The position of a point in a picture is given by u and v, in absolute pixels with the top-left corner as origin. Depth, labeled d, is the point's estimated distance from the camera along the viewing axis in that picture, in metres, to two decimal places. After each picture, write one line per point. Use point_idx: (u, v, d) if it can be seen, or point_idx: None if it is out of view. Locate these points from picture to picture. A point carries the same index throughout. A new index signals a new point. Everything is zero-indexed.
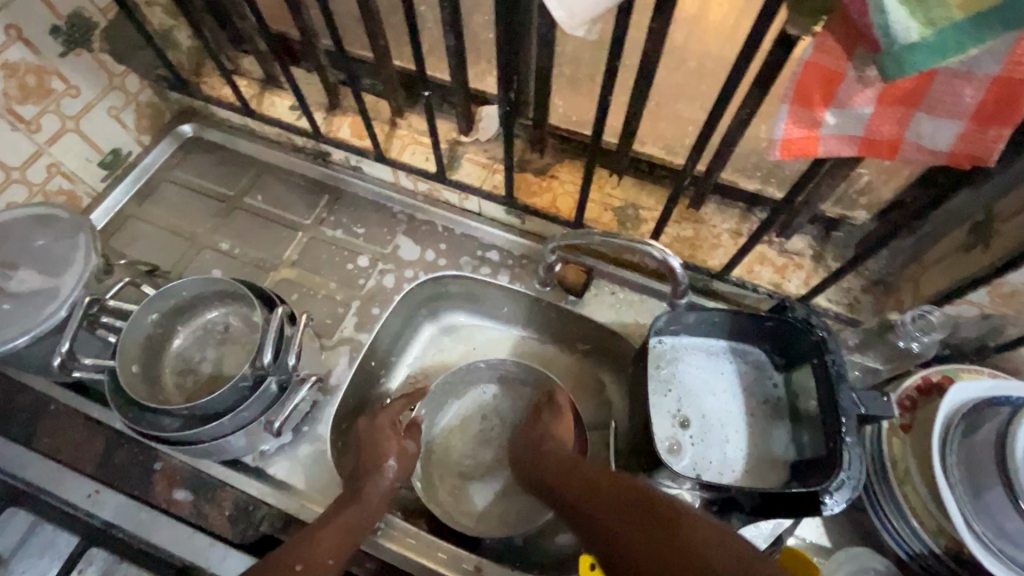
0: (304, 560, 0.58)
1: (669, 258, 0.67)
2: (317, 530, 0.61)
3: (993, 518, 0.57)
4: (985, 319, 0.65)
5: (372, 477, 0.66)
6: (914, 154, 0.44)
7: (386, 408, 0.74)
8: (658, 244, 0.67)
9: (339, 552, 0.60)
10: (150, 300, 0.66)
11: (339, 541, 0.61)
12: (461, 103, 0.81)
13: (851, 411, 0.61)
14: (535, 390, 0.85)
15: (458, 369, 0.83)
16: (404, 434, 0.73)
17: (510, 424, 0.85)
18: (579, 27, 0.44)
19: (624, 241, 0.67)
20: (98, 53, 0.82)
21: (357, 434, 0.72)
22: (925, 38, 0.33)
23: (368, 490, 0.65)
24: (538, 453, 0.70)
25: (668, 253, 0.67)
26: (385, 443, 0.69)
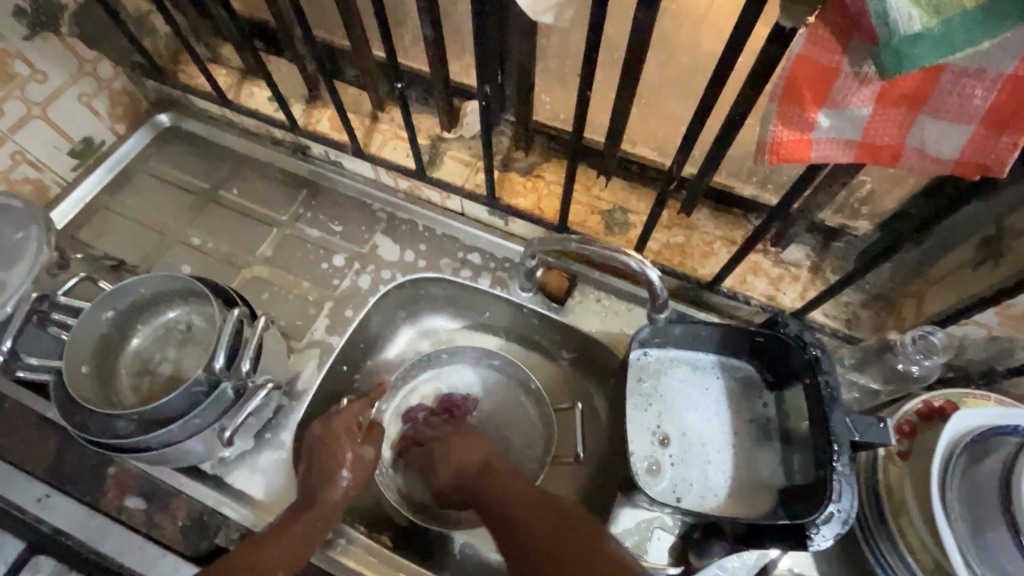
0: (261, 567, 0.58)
1: (647, 269, 0.63)
2: (271, 537, 0.60)
3: (995, 558, 0.53)
4: (993, 341, 0.61)
5: (327, 486, 0.63)
6: (919, 162, 0.39)
7: (340, 412, 0.68)
8: (636, 254, 0.63)
9: (294, 563, 0.59)
10: (104, 298, 0.63)
11: (297, 544, 0.60)
12: (443, 97, 0.77)
13: (843, 436, 0.57)
14: (514, 391, 0.83)
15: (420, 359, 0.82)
16: (362, 439, 0.68)
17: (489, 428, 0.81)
18: (544, 13, 0.39)
19: (601, 250, 0.63)
20: (67, 38, 0.79)
21: (309, 437, 0.67)
22: (930, 28, 0.28)
23: (321, 498, 0.62)
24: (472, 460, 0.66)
25: (646, 264, 0.63)
26: (341, 451, 0.65)
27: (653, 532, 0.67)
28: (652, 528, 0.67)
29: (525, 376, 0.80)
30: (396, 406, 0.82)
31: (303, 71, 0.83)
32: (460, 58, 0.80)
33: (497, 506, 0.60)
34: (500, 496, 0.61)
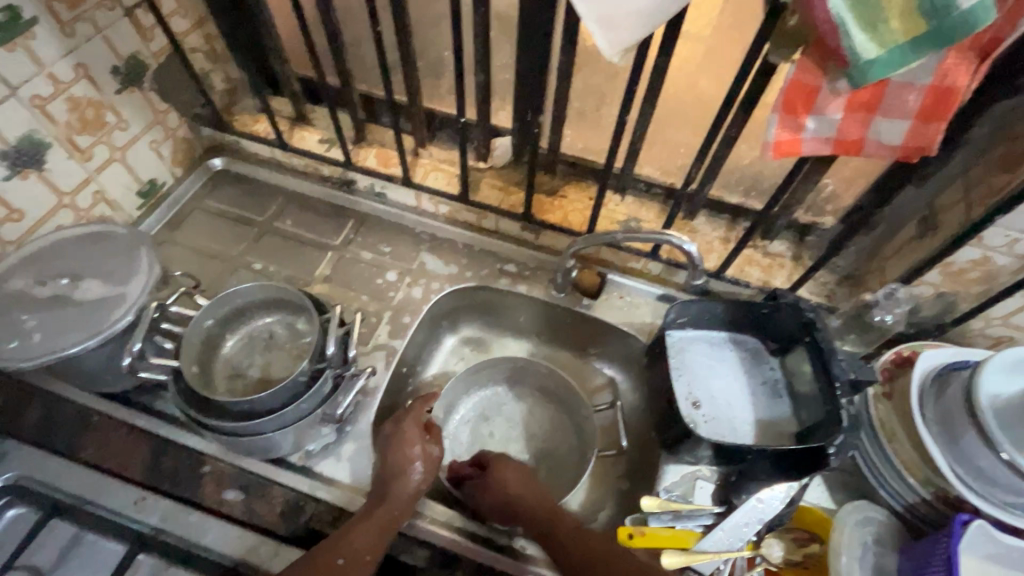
0: (350, 550, 0.64)
1: (685, 245, 0.78)
2: (354, 527, 0.66)
3: (968, 459, 0.67)
4: (940, 298, 0.78)
5: (399, 480, 0.71)
6: (877, 149, 0.55)
7: (409, 412, 0.77)
8: (673, 232, 0.77)
9: (376, 548, 0.65)
10: (210, 305, 0.72)
11: (374, 537, 0.66)
12: (483, 133, 0.92)
13: (843, 376, 0.71)
14: (544, 403, 0.94)
15: (470, 374, 0.92)
16: (429, 439, 0.77)
17: (527, 439, 0.92)
18: (617, 55, 0.53)
19: (646, 234, 0.77)
20: (148, 92, 0.89)
21: (383, 437, 0.76)
22: (879, 55, 0.45)
23: (394, 491, 0.69)
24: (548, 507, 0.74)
25: (684, 240, 0.77)
26: (411, 445, 0.74)
27: (697, 483, 0.78)
28: (695, 479, 0.78)
29: (565, 387, 0.90)
30: (443, 418, 0.91)
31: (355, 116, 0.97)
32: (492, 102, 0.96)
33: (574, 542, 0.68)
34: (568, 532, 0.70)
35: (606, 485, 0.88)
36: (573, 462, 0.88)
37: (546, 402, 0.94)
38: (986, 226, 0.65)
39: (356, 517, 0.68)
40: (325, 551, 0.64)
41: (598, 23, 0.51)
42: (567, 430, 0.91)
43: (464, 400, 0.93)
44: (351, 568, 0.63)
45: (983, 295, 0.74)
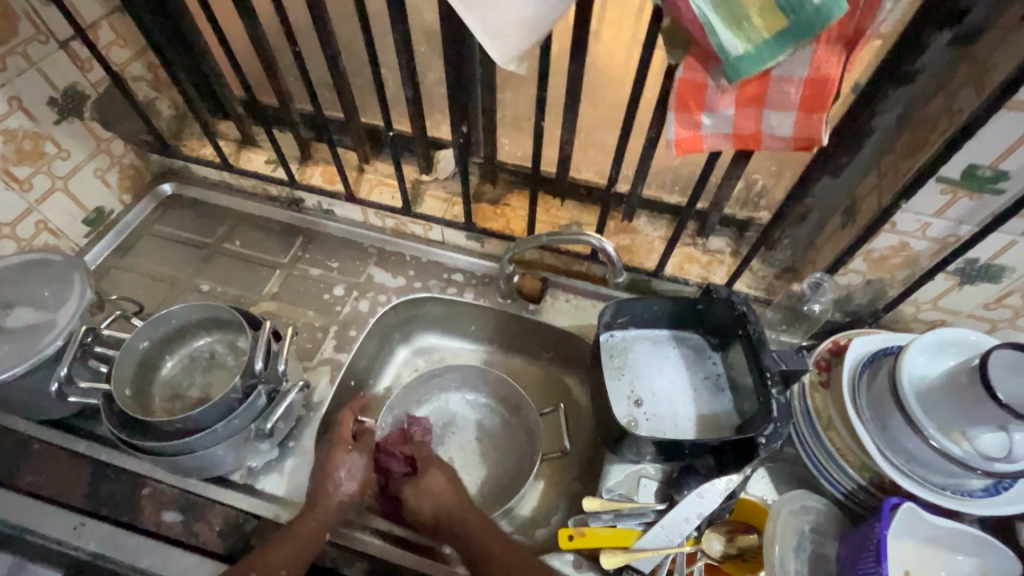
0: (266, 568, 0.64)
1: (605, 245, 0.78)
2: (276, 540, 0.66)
3: (898, 443, 0.68)
4: (870, 285, 0.79)
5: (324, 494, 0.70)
6: (772, 142, 0.57)
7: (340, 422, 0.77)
8: (595, 234, 0.78)
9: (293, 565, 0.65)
10: (143, 326, 0.72)
11: (295, 551, 0.66)
12: (421, 146, 0.94)
13: (773, 366, 0.72)
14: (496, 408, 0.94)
15: (419, 381, 0.91)
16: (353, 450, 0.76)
17: (482, 441, 0.92)
18: (510, 63, 0.55)
19: (569, 236, 0.77)
20: (89, 121, 0.91)
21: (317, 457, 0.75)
22: (747, 51, 0.47)
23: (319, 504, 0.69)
24: (462, 513, 0.72)
25: (604, 241, 0.78)
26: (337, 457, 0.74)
27: (641, 481, 0.78)
28: (639, 477, 0.78)
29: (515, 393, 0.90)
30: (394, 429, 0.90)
31: (298, 136, 0.98)
32: (431, 115, 0.98)
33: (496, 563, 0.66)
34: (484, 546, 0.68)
35: (558, 488, 0.88)
36: (520, 467, 0.88)
37: (501, 403, 0.94)
38: (895, 212, 0.66)
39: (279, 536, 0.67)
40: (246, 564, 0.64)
41: (485, 32, 0.53)
42: (518, 435, 0.91)
43: (416, 409, 0.93)
44: None
45: (908, 280, 0.75)
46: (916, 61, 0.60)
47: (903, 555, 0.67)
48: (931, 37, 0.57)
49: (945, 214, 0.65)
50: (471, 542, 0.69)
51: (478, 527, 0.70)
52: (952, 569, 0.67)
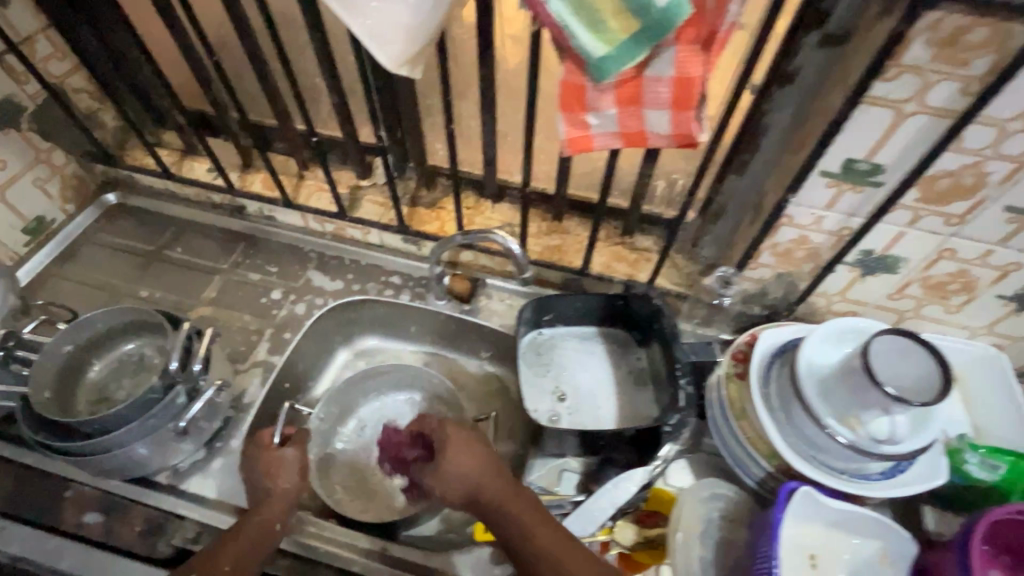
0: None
1: (510, 244, 0.79)
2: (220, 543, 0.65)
3: (800, 430, 0.69)
4: (782, 278, 0.81)
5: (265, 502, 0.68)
6: (656, 139, 0.60)
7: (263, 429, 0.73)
8: (500, 231, 0.78)
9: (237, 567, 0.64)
10: (66, 330, 0.74)
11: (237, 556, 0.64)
12: (355, 152, 0.96)
13: (683, 358, 0.75)
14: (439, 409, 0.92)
15: (365, 373, 0.89)
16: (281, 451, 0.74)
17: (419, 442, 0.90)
18: (401, 68, 0.57)
19: (473, 234, 0.78)
20: (26, 132, 0.92)
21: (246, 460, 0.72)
22: (608, 52, 0.50)
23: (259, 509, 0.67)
24: (505, 493, 0.65)
25: (508, 239, 0.78)
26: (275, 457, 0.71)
27: (563, 474, 0.80)
28: (561, 471, 0.80)
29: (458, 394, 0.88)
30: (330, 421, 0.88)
31: (237, 144, 1.00)
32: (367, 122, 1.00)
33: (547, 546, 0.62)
34: (529, 530, 0.63)
35: None
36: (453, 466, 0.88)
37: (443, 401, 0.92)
38: (787, 206, 0.69)
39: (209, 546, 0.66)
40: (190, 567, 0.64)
41: (369, 37, 0.54)
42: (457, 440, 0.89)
43: (362, 404, 0.92)
44: None
45: (814, 273, 0.77)
46: (793, 60, 0.62)
47: (808, 540, 0.69)
48: (801, 38, 0.60)
49: (836, 207, 0.68)
50: (516, 526, 0.63)
51: (512, 498, 0.65)
52: (856, 553, 0.68)
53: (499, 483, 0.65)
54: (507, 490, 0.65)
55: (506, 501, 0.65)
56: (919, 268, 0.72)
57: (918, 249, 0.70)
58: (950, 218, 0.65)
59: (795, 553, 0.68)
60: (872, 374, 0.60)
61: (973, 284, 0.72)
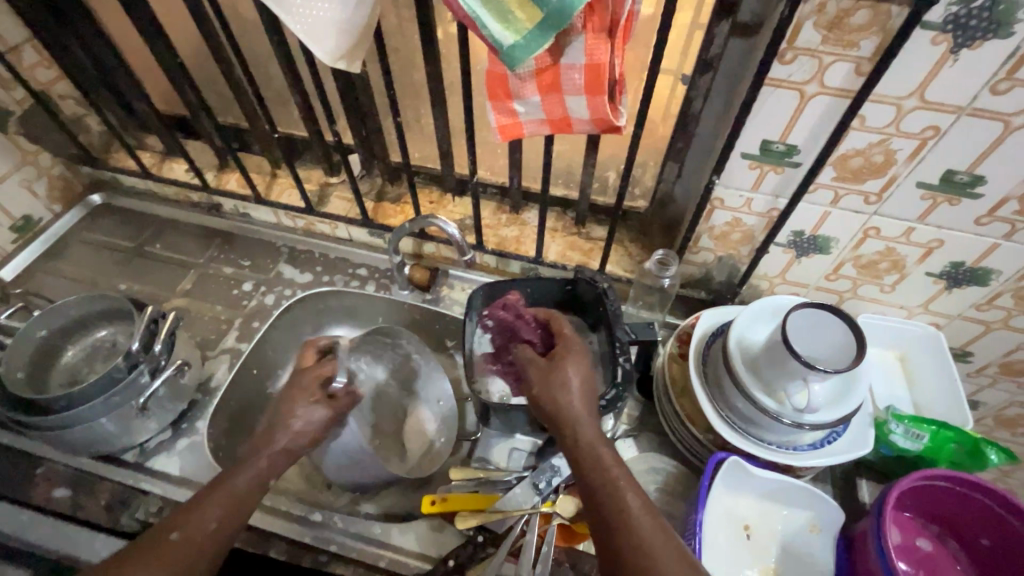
0: (186, 538, 0.58)
1: (447, 226, 0.82)
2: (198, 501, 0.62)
3: (730, 403, 0.71)
4: (723, 262, 0.84)
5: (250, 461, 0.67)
6: (580, 124, 0.63)
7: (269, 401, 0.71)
8: (444, 217, 0.82)
9: (223, 519, 0.61)
10: (40, 316, 0.78)
11: (225, 511, 0.62)
12: (322, 151, 1.00)
13: (622, 337, 0.78)
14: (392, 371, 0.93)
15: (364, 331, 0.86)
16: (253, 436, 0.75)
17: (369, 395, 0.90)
18: (338, 61, 0.62)
19: (417, 220, 0.82)
20: (14, 135, 0.98)
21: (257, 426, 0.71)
22: (518, 41, 0.53)
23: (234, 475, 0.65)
24: (584, 414, 0.64)
25: (447, 222, 0.81)
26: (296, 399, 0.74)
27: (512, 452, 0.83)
28: (510, 449, 0.83)
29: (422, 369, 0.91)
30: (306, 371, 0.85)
31: (213, 146, 1.05)
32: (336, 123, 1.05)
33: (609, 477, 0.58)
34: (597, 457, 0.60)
35: None
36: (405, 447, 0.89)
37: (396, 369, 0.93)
38: (716, 189, 0.73)
39: (205, 496, 0.62)
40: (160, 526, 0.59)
41: (305, 34, 0.59)
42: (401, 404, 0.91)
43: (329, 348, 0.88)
44: (190, 543, 0.58)
45: (751, 255, 0.80)
46: (711, 50, 0.66)
47: (742, 511, 0.71)
48: (715, 28, 0.63)
49: (761, 188, 0.71)
50: (585, 448, 0.61)
51: (597, 440, 0.62)
52: (786, 524, 0.71)
53: (583, 400, 0.65)
54: (586, 408, 0.65)
55: (580, 422, 0.63)
56: (849, 248, 0.75)
57: (845, 229, 0.73)
58: (868, 197, 0.67)
59: (729, 523, 0.70)
60: (783, 336, 0.64)
61: (902, 263, 0.75)
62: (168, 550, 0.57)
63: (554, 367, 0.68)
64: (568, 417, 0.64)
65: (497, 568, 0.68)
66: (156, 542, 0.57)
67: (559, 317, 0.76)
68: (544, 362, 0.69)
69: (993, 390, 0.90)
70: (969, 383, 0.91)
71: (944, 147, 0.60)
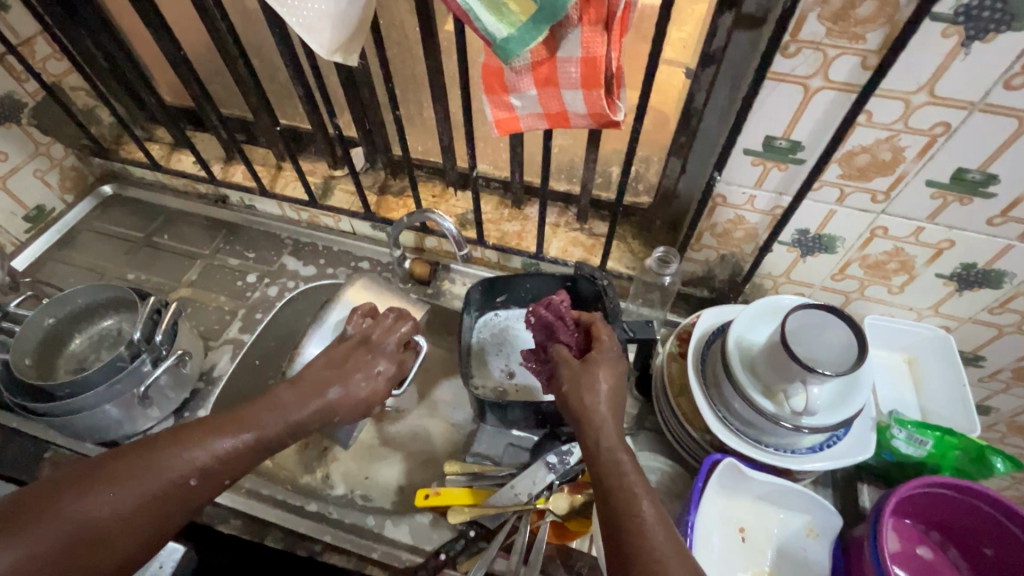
0: (197, 489, 0.57)
1: (445, 223, 0.82)
2: (209, 435, 0.58)
3: (728, 404, 0.70)
4: (725, 259, 0.82)
5: (267, 411, 0.62)
6: (576, 118, 0.62)
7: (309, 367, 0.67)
8: (443, 213, 0.82)
9: (237, 474, 0.59)
10: (47, 304, 0.80)
11: (243, 462, 0.59)
12: (325, 143, 1.00)
13: (620, 336, 0.77)
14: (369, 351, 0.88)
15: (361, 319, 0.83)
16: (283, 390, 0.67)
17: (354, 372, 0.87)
18: (334, 54, 0.62)
19: (418, 214, 0.82)
20: (26, 126, 1.00)
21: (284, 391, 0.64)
22: (511, 34, 0.53)
23: (262, 420, 0.61)
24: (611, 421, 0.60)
25: (446, 219, 0.81)
26: (371, 366, 0.69)
27: (509, 447, 0.83)
28: (508, 444, 0.83)
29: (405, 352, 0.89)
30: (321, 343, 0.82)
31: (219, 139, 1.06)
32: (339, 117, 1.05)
33: (628, 484, 0.55)
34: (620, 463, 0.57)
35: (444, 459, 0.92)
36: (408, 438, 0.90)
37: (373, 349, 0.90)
38: (718, 185, 0.71)
39: (234, 444, 0.59)
40: (173, 466, 0.56)
41: (302, 27, 0.58)
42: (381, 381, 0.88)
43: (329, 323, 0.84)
44: (204, 492, 0.57)
45: (754, 254, 0.79)
46: (712, 43, 0.64)
47: (738, 512, 0.71)
48: (716, 19, 0.62)
49: (764, 185, 0.69)
50: (609, 452, 0.58)
51: (620, 448, 0.58)
52: (784, 528, 0.70)
53: (614, 409, 0.61)
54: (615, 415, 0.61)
55: (604, 431, 0.59)
56: (856, 247, 0.73)
57: (851, 227, 0.70)
58: (875, 195, 0.65)
59: (724, 524, 0.70)
60: (781, 338, 0.63)
61: (911, 264, 0.72)
62: (174, 492, 0.55)
63: (584, 369, 0.64)
64: (592, 422, 0.60)
65: (489, 562, 0.69)
66: (173, 471, 0.55)
67: (600, 320, 0.69)
68: (576, 365, 0.65)
69: (1006, 395, 0.87)
70: (981, 388, 0.88)
71: (955, 144, 0.58)
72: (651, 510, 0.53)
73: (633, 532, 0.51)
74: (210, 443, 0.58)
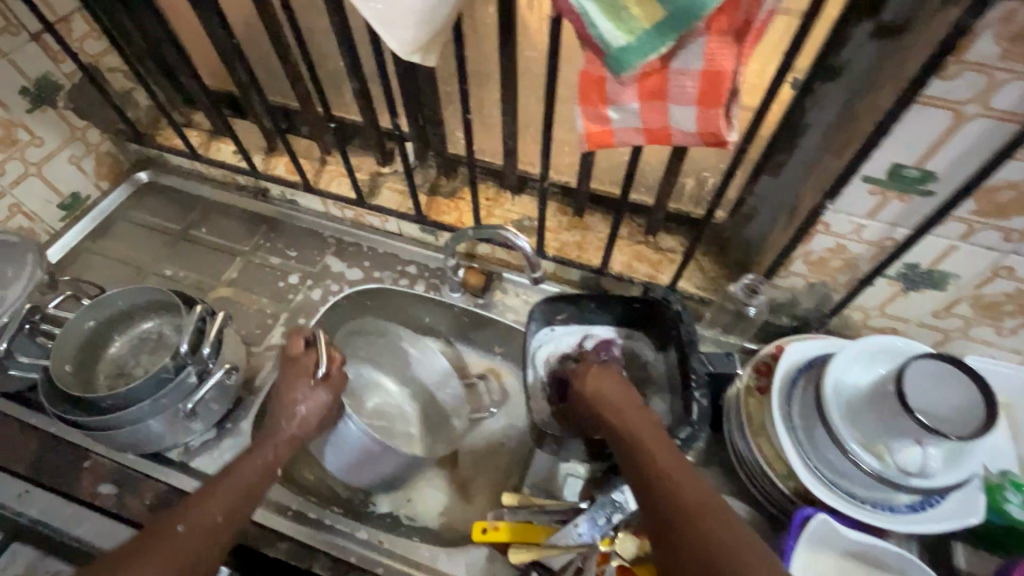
0: (191, 537, 0.57)
1: (516, 238, 0.76)
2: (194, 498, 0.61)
3: (821, 453, 0.64)
4: (813, 287, 0.76)
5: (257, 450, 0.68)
6: (682, 136, 0.55)
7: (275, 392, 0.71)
8: (512, 228, 0.76)
9: (229, 511, 0.61)
10: (88, 306, 0.76)
11: (235, 500, 0.62)
12: (375, 138, 0.94)
13: (699, 369, 0.72)
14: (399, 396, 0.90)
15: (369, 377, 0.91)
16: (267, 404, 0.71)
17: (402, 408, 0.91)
18: (412, 54, 0.55)
19: (484, 228, 0.76)
20: (62, 110, 0.94)
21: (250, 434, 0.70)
22: (630, 42, 0.46)
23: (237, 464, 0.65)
24: (619, 404, 0.66)
25: (516, 234, 0.76)
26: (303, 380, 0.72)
27: (568, 478, 0.79)
28: (566, 474, 0.79)
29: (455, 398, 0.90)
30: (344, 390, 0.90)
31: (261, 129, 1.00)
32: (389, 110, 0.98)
33: (646, 453, 0.59)
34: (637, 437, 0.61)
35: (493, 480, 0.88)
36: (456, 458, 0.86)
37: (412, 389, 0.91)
38: (824, 212, 0.64)
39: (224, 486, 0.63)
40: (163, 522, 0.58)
41: (381, 25, 0.52)
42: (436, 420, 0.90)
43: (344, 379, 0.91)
44: (199, 532, 0.58)
45: (850, 285, 0.72)
46: (840, 53, 0.57)
47: (826, 569, 0.65)
48: (849, 28, 0.54)
49: (879, 216, 0.62)
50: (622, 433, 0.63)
51: (640, 424, 0.63)
52: None
53: (619, 394, 0.67)
54: (625, 400, 0.66)
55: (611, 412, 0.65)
56: (970, 286, 0.66)
57: (969, 265, 0.63)
58: (1009, 233, 0.58)
59: None
60: (897, 390, 0.57)
61: None
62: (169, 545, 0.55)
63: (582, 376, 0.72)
64: (608, 408, 0.66)
65: None
66: (163, 534, 0.56)
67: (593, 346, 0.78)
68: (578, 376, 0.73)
69: None
70: None
71: None
72: (673, 475, 0.55)
73: (659, 492, 0.54)
74: (196, 504, 0.60)
